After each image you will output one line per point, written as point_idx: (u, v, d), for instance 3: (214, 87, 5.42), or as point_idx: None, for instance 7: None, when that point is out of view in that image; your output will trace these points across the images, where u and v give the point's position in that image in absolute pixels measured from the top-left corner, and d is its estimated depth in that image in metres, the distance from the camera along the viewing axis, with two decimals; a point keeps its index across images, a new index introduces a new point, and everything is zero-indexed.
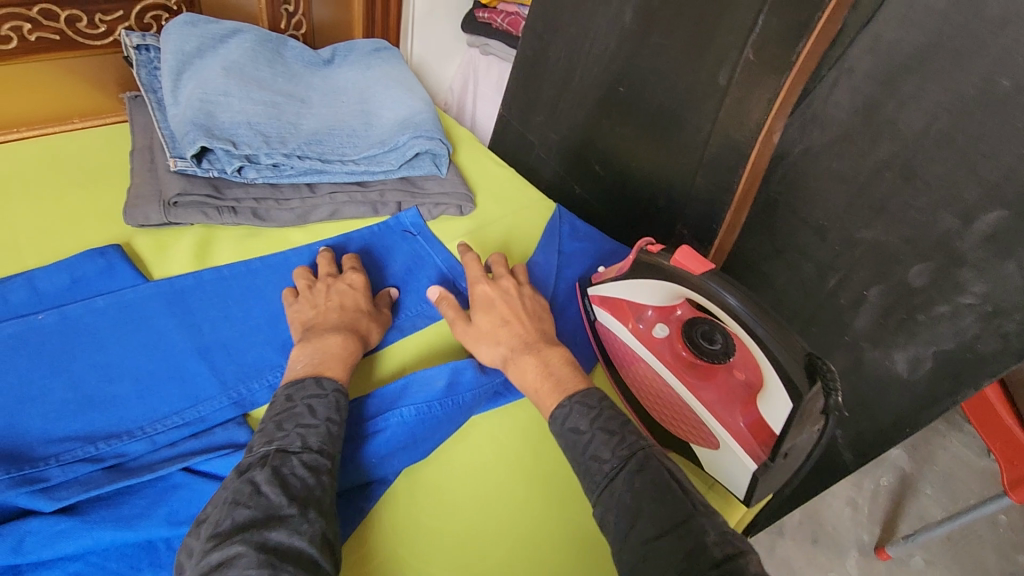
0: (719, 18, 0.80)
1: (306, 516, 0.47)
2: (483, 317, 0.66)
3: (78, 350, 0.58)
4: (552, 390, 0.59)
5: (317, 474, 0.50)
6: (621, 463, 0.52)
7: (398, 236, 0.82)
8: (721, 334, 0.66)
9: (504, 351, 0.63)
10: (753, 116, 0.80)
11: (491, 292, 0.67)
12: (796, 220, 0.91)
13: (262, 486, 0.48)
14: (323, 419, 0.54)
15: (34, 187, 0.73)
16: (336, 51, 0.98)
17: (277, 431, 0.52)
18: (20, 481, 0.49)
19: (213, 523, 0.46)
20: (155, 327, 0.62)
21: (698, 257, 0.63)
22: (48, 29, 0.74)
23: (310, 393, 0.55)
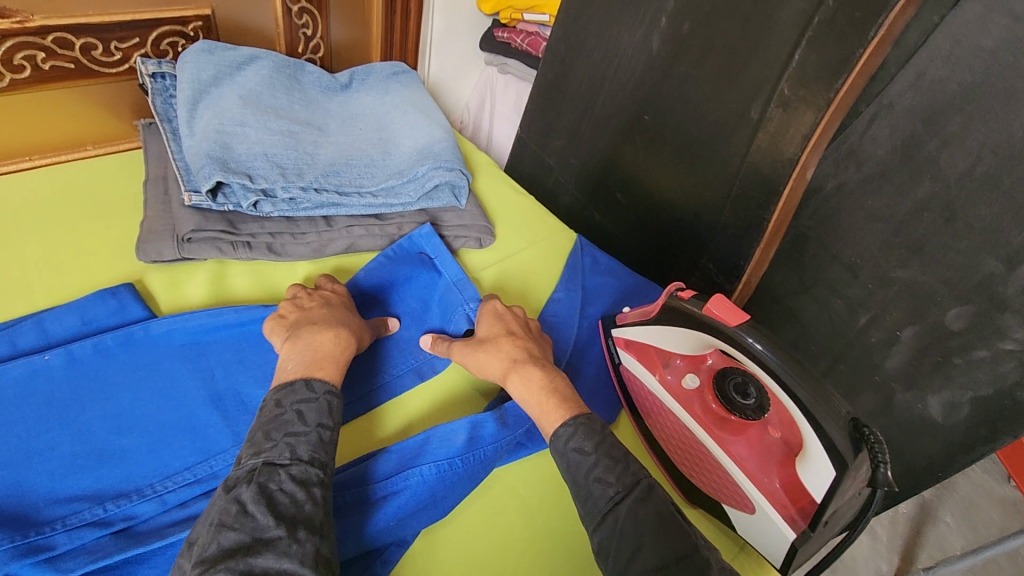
0: (753, 49, 0.77)
1: (294, 536, 0.46)
2: (485, 330, 0.68)
3: (86, 399, 0.57)
4: (558, 406, 0.58)
5: (307, 487, 0.50)
6: (625, 491, 0.51)
7: (415, 261, 0.79)
8: (755, 388, 0.63)
9: (509, 356, 0.63)
10: (785, 151, 0.77)
11: (499, 307, 0.70)
12: (826, 255, 0.88)
13: (249, 506, 0.47)
14: (313, 426, 0.54)
15: (44, 218, 0.71)
16: (354, 75, 0.95)
17: (265, 442, 0.52)
18: (27, 550, 0.48)
19: (201, 547, 0.45)
20: (165, 372, 0.60)
21: (734, 307, 0.60)
22: (63, 58, 0.72)
23: (300, 397, 0.55)
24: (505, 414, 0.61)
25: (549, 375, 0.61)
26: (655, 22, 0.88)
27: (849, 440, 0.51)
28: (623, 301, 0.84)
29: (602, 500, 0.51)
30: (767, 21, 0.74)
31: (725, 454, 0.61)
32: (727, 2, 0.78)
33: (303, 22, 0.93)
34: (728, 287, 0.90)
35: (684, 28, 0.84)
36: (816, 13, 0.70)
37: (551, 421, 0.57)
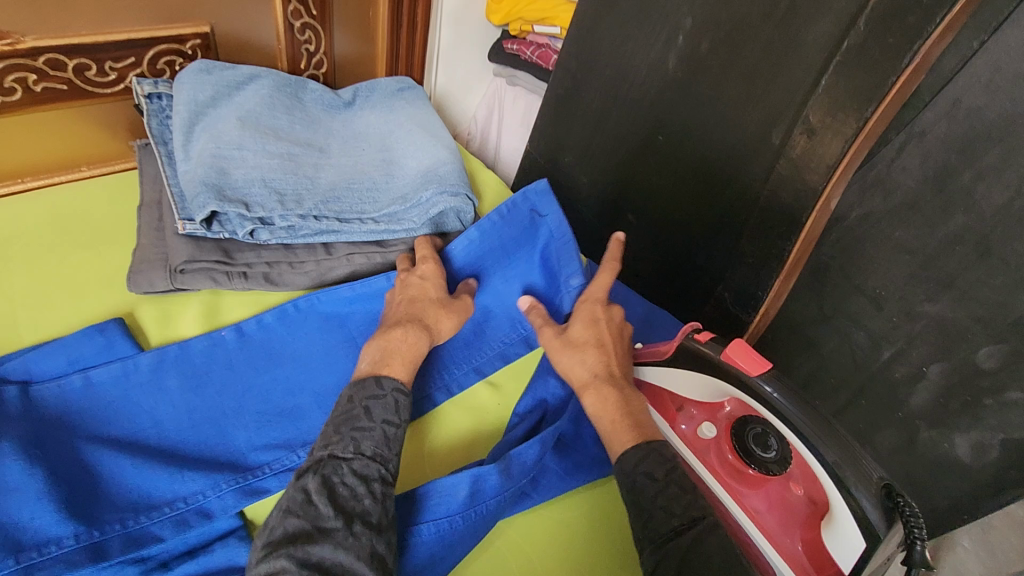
0: (776, 73, 0.73)
1: (350, 530, 0.47)
2: (578, 330, 0.64)
3: (187, 388, 0.60)
4: (630, 429, 0.57)
5: (367, 481, 0.50)
6: (693, 521, 0.50)
7: (524, 218, 0.75)
8: (776, 439, 0.58)
9: (591, 368, 0.61)
10: (809, 179, 0.73)
11: (597, 310, 0.66)
12: (850, 285, 0.82)
13: (313, 496, 0.48)
14: (378, 422, 0.54)
15: (35, 246, 0.69)
16: (358, 92, 0.93)
17: (333, 434, 0.52)
18: (125, 543, 0.50)
19: (268, 530, 0.47)
20: (217, 379, 0.62)
21: (754, 353, 0.56)
22: (56, 79, 0.70)
23: (369, 394, 0.55)
24: (509, 463, 0.57)
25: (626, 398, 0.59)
26: (672, 40, 0.84)
27: (880, 508, 0.48)
28: (633, 332, 0.81)
29: (662, 527, 0.49)
30: (790, 44, 0.70)
31: (740, 509, 0.58)
32: (748, 22, 0.74)
33: (305, 37, 0.90)
34: (745, 318, 0.86)
35: (702, 47, 0.80)
36: (846, 37, 0.66)
37: (620, 444, 0.56)
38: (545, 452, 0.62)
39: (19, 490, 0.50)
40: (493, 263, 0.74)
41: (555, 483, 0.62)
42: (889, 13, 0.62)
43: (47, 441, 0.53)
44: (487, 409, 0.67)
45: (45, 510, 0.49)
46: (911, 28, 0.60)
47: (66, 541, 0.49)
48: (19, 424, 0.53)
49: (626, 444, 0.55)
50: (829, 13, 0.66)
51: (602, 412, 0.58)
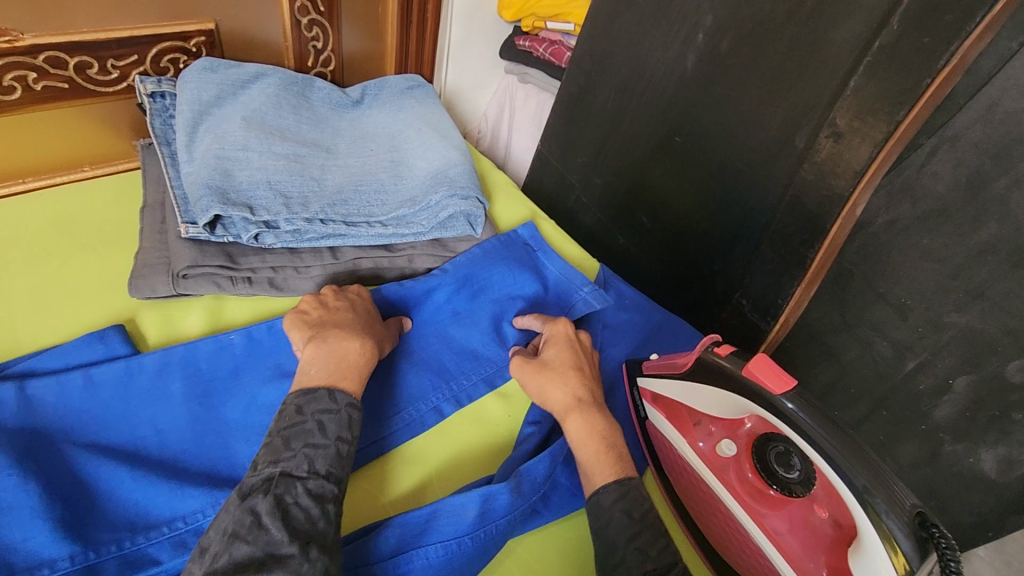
0: (800, 74, 0.70)
1: (306, 555, 0.44)
2: (552, 352, 0.64)
3: (186, 399, 0.58)
4: (606, 465, 0.55)
5: (321, 502, 0.48)
6: (666, 568, 0.49)
7: (521, 247, 0.81)
8: (799, 458, 0.57)
9: (575, 393, 0.60)
10: (834, 185, 0.70)
11: (569, 331, 0.66)
12: (872, 293, 0.79)
13: (263, 518, 0.45)
14: (332, 439, 0.52)
15: (37, 247, 0.68)
16: (366, 89, 0.90)
17: (284, 451, 0.50)
18: (121, 565, 0.48)
19: (211, 558, 0.43)
20: (221, 387, 0.60)
21: (778, 371, 0.53)
22: (57, 78, 0.68)
23: (322, 408, 0.53)
24: (521, 480, 0.56)
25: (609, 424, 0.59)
26: (691, 38, 0.81)
27: (914, 537, 0.45)
28: (649, 341, 0.78)
29: (637, 570, 0.49)
30: (816, 44, 0.68)
31: (763, 533, 0.54)
32: (773, 20, 0.71)
33: (313, 35, 0.88)
34: (763, 327, 0.83)
35: (723, 46, 0.77)
36: (877, 37, 0.62)
37: (602, 476, 0.54)
38: (556, 467, 0.60)
39: (14, 509, 0.48)
40: (484, 283, 0.75)
41: (566, 500, 0.60)
42: (925, 11, 0.58)
43: (43, 453, 0.51)
44: (494, 422, 0.65)
45: (39, 531, 0.47)
46: (948, 28, 0.57)
47: (61, 564, 0.47)
48: (17, 436, 0.52)
49: (608, 477, 0.54)
50: (860, 11, 0.63)
51: (587, 440, 0.57)
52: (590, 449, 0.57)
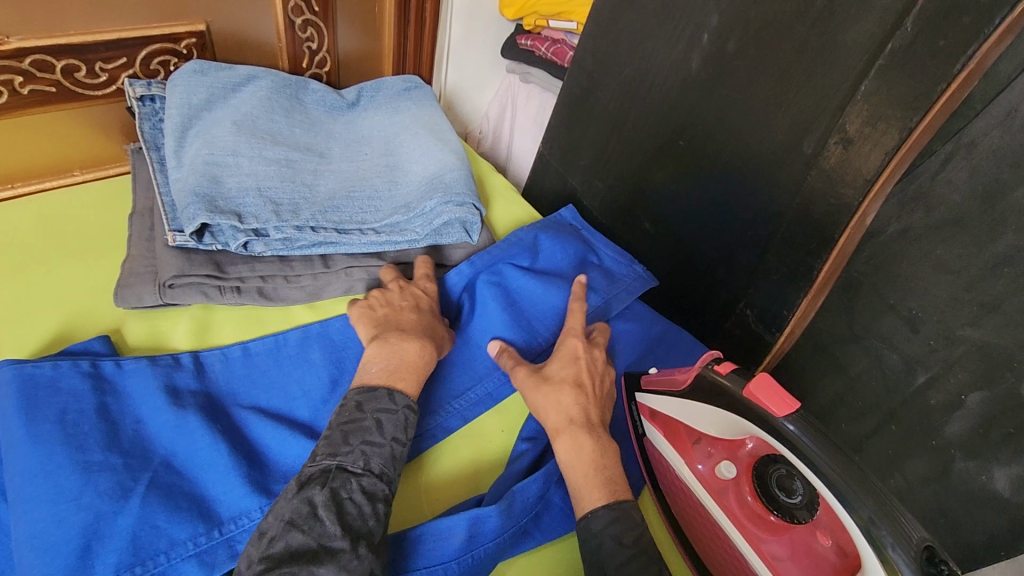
0: (809, 77, 0.67)
1: (356, 552, 0.44)
2: (556, 368, 0.62)
3: (323, 367, 0.64)
4: (599, 485, 0.53)
5: (374, 500, 0.48)
6: None
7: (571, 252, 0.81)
8: (802, 483, 0.54)
9: (567, 411, 0.58)
10: (844, 195, 0.67)
11: (578, 348, 0.64)
12: (882, 304, 0.76)
13: (319, 511, 0.46)
14: (388, 439, 0.52)
15: (22, 254, 0.67)
16: (362, 91, 0.88)
17: (342, 445, 0.50)
18: None
19: (269, 545, 0.44)
20: (352, 356, 0.66)
21: (781, 394, 0.51)
22: (43, 81, 0.67)
23: (381, 407, 0.54)
24: (512, 500, 0.54)
25: (599, 446, 0.56)
26: (696, 38, 0.78)
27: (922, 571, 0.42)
28: (649, 352, 0.76)
29: None
30: (825, 47, 0.65)
31: (758, 556, 0.53)
32: (782, 20, 0.68)
33: (307, 35, 0.86)
34: (769, 338, 0.81)
35: (729, 46, 0.74)
36: (890, 39, 0.59)
37: (589, 500, 0.53)
38: (550, 486, 0.58)
39: (208, 465, 0.53)
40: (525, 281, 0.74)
41: (559, 521, 0.58)
42: (941, 12, 0.55)
43: (222, 416, 0.57)
44: (492, 438, 0.63)
45: (233, 486, 0.52)
46: (968, 29, 0.54)
47: (253, 512, 0.51)
48: (201, 397, 0.58)
49: (596, 501, 0.52)
50: (873, 11, 0.60)
51: (574, 461, 0.55)
52: (581, 468, 0.54)
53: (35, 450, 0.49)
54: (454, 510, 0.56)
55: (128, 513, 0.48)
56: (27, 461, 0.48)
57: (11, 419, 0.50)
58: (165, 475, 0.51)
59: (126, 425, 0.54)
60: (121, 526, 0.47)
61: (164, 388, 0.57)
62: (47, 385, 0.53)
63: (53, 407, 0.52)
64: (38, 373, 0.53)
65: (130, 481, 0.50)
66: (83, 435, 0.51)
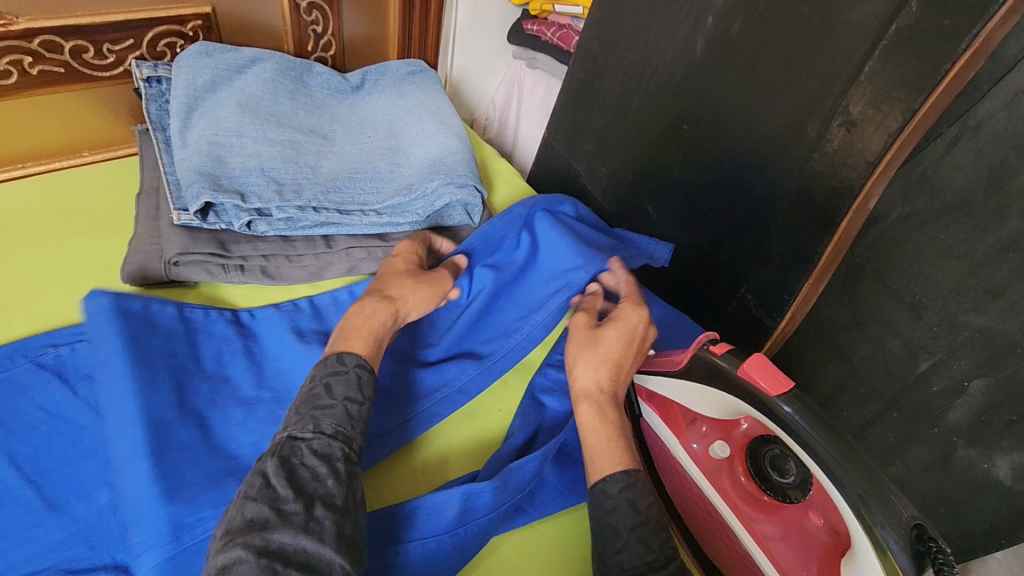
0: (812, 59, 0.66)
1: (311, 514, 0.45)
2: (610, 335, 0.60)
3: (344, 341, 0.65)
4: (604, 454, 0.54)
5: (329, 460, 0.48)
6: (666, 562, 0.48)
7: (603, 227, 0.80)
8: (795, 463, 0.55)
9: (598, 381, 0.58)
10: (845, 177, 0.67)
11: (636, 321, 0.61)
12: (884, 290, 0.75)
13: (271, 478, 0.46)
14: (340, 399, 0.52)
15: (32, 231, 0.69)
16: (366, 74, 0.89)
17: (292, 414, 0.51)
18: None
19: (226, 519, 0.44)
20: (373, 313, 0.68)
21: (775, 371, 0.51)
22: (52, 62, 0.68)
23: (330, 370, 0.54)
24: (508, 476, 0.54)
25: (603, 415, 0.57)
26: (701, 21, 0.77)
27: (909, 549, 0.43)
28: None
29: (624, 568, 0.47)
30: (829, 29, 0.64)
31: (752, 538, 0.53)
32: (785, 3, 0.68)
33: (312, 18, 0.86)
34: (769, 322, 0.80)
35: (734, 29, 0.74)
36: (895, 20, 0.59)
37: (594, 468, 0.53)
38: (545, 464, 0.59)
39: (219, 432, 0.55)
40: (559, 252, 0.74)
41: (552, 499, 0.59)
42: None
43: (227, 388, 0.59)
44: (494, 419, 0.64)
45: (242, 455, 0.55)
46: (972, 8, 0.54)
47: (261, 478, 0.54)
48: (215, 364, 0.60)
49: (600, 471, 0.53)
50: None
51: (594, 429, 0.56)
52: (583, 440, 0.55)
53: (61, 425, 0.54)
54: (446, 485, 0.57)
55: None
56: (53, 434, 0.53)
57: (40, 395, 0.55)
58: None
59: None
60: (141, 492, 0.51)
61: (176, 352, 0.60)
62: (71, 361, 0.58)
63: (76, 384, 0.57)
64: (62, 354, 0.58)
65: None
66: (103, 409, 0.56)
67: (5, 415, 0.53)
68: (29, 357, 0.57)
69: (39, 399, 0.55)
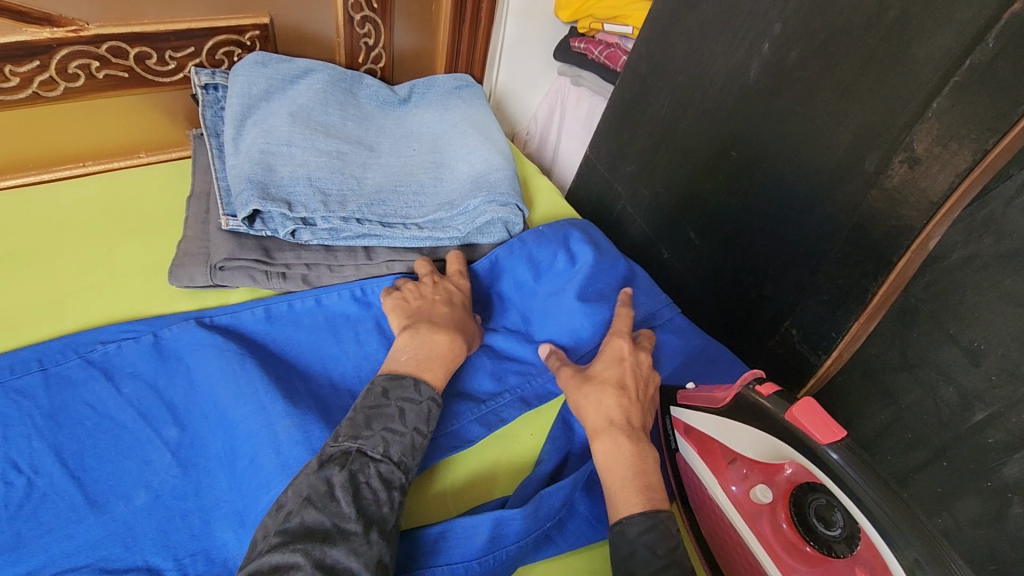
0: (874, 91, 0.64)
1: (367, 536, 0.44)
2: (600, 368, 0.62)
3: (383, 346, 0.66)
4: (640, 490, 0.53)
5: (390, 487, 0.48)
6: None
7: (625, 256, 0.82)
8: (842, 514, 0.50)
9: (610, 412, 0.57)
10: (905, 215, 0.64)
11: (623, 350, 0.63)
12: (941, 334, 0.71)
13: (336, 490, 0.46)
14: (410, 428, 0.52)
15: (88, 227, 0.71)
16: (414, 88, 0.90)
17: (364, 429, 0.51)
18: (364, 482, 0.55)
19: (286, 517, 0.44)
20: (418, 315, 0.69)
21: (826, 420, 0.48)
22: (117, 67, 0.71)
23: (406, 395, 0.54)
24: (539, 504, 0.53)
25: (641, 450, 0.55)
26: (756, 48, 0.76)
27: None
28: (688, 367, 0.73)
29: None
30: (894, 61, 0.61)
31: None
32: (847, 33, 0.65)
33: (365, 31, 0.88)
34: (814, 360, 0.77)
35: (791, 57, 0.72)
36: (968, 56, 0.56)
37: (625, 505, 0.52)
38: (575, 493, 0.57)
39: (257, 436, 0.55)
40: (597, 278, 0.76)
41: (584, 531, 0.58)
42: None
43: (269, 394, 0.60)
44: (522, 443, 0.62)
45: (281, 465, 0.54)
46: None
47: None
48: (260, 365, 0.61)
49: (633, 507, 0.51)
50: (949, 26, 0.56)
51: (613, 464, 0.54)
52: (620, 472, 0.54)
53: (104, 423, 0.55)
54: (477, 510, 0.56)
55: (188, 483, 0.52)
56: (93, 432, 0.54)
57: (85, 392, 0.56)
58: (219, 447, 0.55)
59: (180, 398, 0.58)
60: (178, 495, 0.52)
61: (219, 355, 0.59)
62: (116, 359, 0.59)
63: (121, 380, 0.58)
64: (107, 353, 0.59)
65: (188, 456, 0.54)
66: (149, 408, 0.56)
67: (54, 408, 0.55)
68: (80, 353, 0.59)
69: (86, 396, 0.56)
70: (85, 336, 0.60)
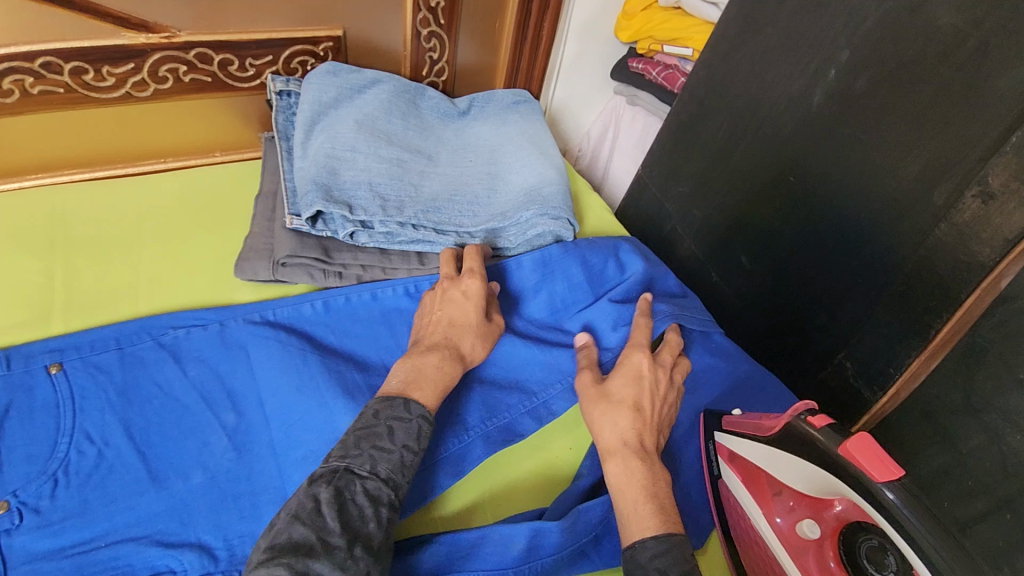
0: (947, 122, 0.62)
1: (351, 551, 0.44)
2: (618, 386, 0.61)
3: None
4: (654, 513, 0.52)
5: (377, 504, 0.48)
6: None
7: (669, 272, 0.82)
8: (896, 558, 0.47)
9: (623, 433, 0.57)
10: (977, 253, 0.62)
11: (642, 365, 0.63)
12: (1009, 378, 0.64)
13: (323, 506, 0.46)
14: (398, 445, 0.51)
15: (160, 217, 0.75)
16: (473, 101, 0.92)
17: (352, 448, 0.51)
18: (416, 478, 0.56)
19: (273, 534, 0.45)
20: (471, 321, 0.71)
21: (884, 458, 0.47)
22: (202, 71, 0.76)
23: (395, 415, 0.53)
24: (576, 518, 0.53)
25: (652, 472, 0.55)
26: (822, 73, 0.74)
27: None
28: (732, 395, 0.71)
29: None
30: (971, 92, 0.59)
31: None
32: (921, 62, 0.63)
33: (430, 45, 0.91)
34: (869, 397, 0.76)
35: (858, 84, 0.70)
36: None
37: (638, 527, 0.51)
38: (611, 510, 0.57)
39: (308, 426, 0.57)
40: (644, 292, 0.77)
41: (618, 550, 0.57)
42: None
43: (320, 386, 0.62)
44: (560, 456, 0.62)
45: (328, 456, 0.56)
46: None
47: None
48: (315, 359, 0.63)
49: (646, 531, 0.50)
50: None
51: (629, 485, 0.54)
52: (632, 494, 0.53)
53: (168, 403, 0.58)
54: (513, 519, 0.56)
55: (240, 466, 0.55)
56: (157, 411, 0.57)
57: (153, 372, 0.60)
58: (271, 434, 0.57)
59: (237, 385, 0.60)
60: (230, 477, 0.54)
61: (277, 348, 0.62)
62: (184, 343, 0.62)
63: (186, 364, 0.61)
64: (174, 337, 0.63)
65: (243, 441, 0.57)
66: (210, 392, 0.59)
67: (126, 385, 0.58)
68: (153, 336, 0.62)
69: (154, 376, 0.59)
70: (156, 319, 0.64)
